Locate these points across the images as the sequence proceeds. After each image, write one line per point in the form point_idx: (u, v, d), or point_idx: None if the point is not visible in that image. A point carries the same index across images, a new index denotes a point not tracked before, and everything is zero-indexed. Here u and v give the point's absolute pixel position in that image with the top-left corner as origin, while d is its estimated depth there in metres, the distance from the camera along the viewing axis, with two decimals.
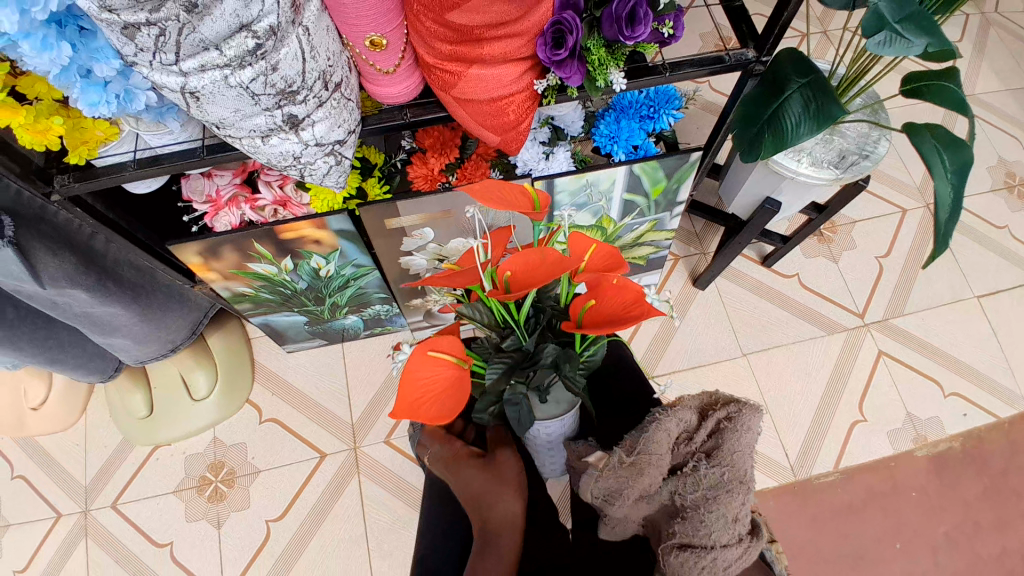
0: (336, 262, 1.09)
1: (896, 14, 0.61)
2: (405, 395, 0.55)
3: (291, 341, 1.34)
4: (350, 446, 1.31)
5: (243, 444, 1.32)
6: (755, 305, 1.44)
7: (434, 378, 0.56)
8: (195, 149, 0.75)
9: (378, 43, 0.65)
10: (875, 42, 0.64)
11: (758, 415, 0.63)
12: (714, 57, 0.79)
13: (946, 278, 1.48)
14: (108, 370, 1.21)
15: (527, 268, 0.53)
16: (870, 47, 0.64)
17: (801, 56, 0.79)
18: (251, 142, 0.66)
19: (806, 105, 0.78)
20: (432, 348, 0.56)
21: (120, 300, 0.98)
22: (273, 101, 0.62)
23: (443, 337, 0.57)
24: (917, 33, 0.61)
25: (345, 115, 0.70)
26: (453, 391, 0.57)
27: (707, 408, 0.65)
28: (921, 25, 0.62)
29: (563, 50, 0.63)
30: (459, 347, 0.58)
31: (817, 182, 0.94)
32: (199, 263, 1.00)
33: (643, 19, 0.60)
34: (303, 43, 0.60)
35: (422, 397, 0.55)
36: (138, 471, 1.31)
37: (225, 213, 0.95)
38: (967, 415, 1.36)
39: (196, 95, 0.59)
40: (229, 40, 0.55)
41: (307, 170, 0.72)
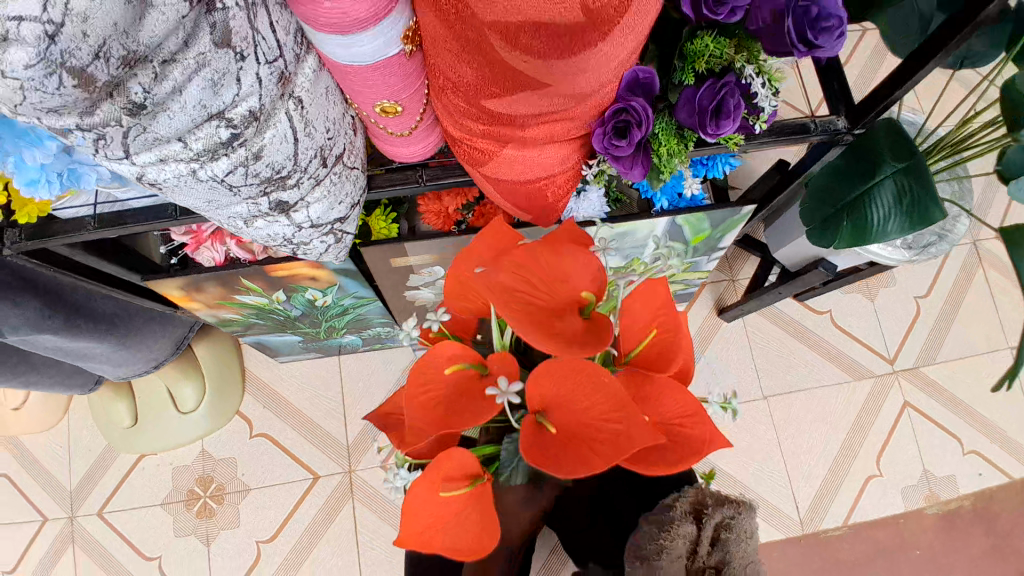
0: (334, 294, 0.98)
1: None
2: (408, 521, 0.43)
3: (284, 354, 1.24)
4: (345, 469, 1.25)
5: (232, 458, 1.26)
6: (784, 343, 1.34)
7: (448, 501, 0.43)
8: (167, 205, 0.63)
9: (390, 110, 0.52)
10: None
11: (758, 515, 0.47)
12: (797, 125, 0.66)
13: (982, 326, 1.35)
14: (89, 384, 1.12)
15: (570, 394, 0.40)
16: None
17: (901, 133, 0.65)
18: (231, 225, 0.54)
19: (900, 196, 0.65)
20: (439, 467, 0.42)
21: (95, 334, 0.88)
22: (257, 190, 0.49)
23: (453, 454, 0.43)
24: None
25: (348, 187, 0.57)
26: (475, 506, 0.44)
27: (701, 513, 0.47)
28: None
29: (625, 142, 0.50)
30: (473, 460, 0.43)
31: (886, 261, 0.81)
32: (180, 295, 0.89)
33: (732, 117, 0.47)
34: (295, 121, 0.47)
35: (434, 523, 0.43)
36: (124, 480, 1.25)
37: (207, 248, 0.83)
38: (983, 476, 1.28)
39: (156, 186, 0.46)
40: (195, 133, 0.42)
41: (301, 249, 0.60)
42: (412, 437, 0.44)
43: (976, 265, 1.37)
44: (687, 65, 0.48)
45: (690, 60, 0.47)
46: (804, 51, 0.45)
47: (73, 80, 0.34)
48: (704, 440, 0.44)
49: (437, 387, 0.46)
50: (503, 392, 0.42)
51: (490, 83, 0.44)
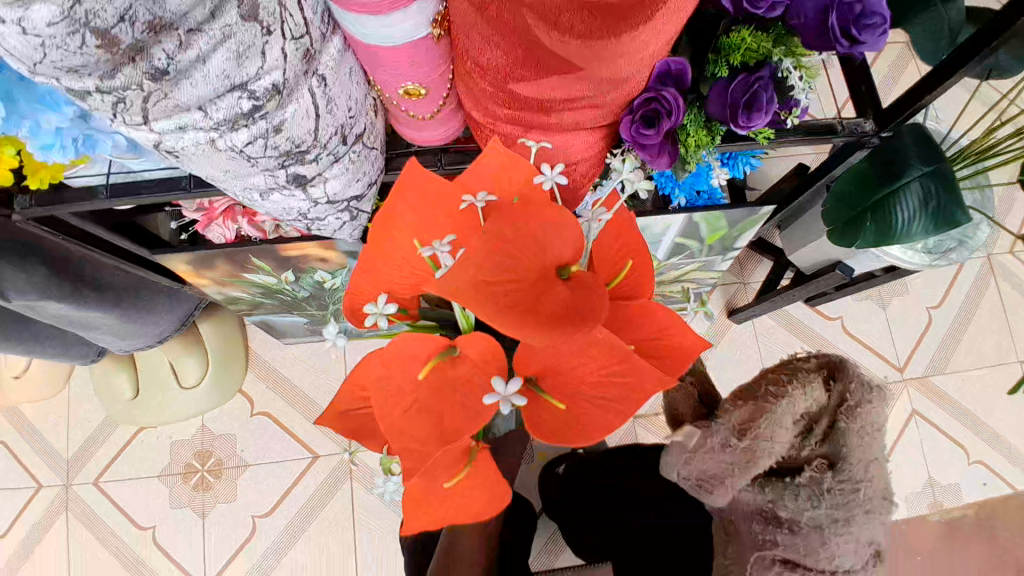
0: (342, 276, 0.97)
1: None
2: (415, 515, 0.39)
3: (290, 335, 1.24)
4: (344, 451, 1.24)
5: (232, 436, 1.26)
6: (791, 347, 1.33)
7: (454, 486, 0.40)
8: (180, 178, 0.62)
9: (415, 93, 0.51)
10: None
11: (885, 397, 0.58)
12: (825, 126, 0.65)
13: (992, 337, 1.34)
14: (92, 355, 1.12)
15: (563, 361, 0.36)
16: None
17: (929, 140, 0.65)
18: (246, 197, 0.54)
19: (926, 198, 0.64)
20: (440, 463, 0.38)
21: (102, 305, 0.88)
22: (275, 162, 0.48)
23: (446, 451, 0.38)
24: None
25: (366, 166, 0.57)
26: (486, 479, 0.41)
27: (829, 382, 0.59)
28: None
29: (654, 132, 0.49)
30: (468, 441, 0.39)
31: (906, 265, 0.81)
32: (189, 270, 0.89)
33: (764, 112, 0.46)
34: (318, 98, 0.46)
35: (445, 508, 0.40)
36: (122, 450, 1.25)
37: (218, 226, 0.82)
38: (987, 485, 1.29)
39: (174, 153, 0.45)
40: (217, 103, 0.41)
41: (315, 224, 0.60)
42: (409, 464, 0.35)
43: (988, 277, 1.36)
44: (722, 58, 0.47)
45: (725, 51, 0.47)
46: (846, 47, 0.46)
47: (96, 39, 0.34)
48: (689, 345, 0.39)
49: (408, 391, 0.37)
50: (505, 396, 0.35)
51: (519, 66, 0.43)
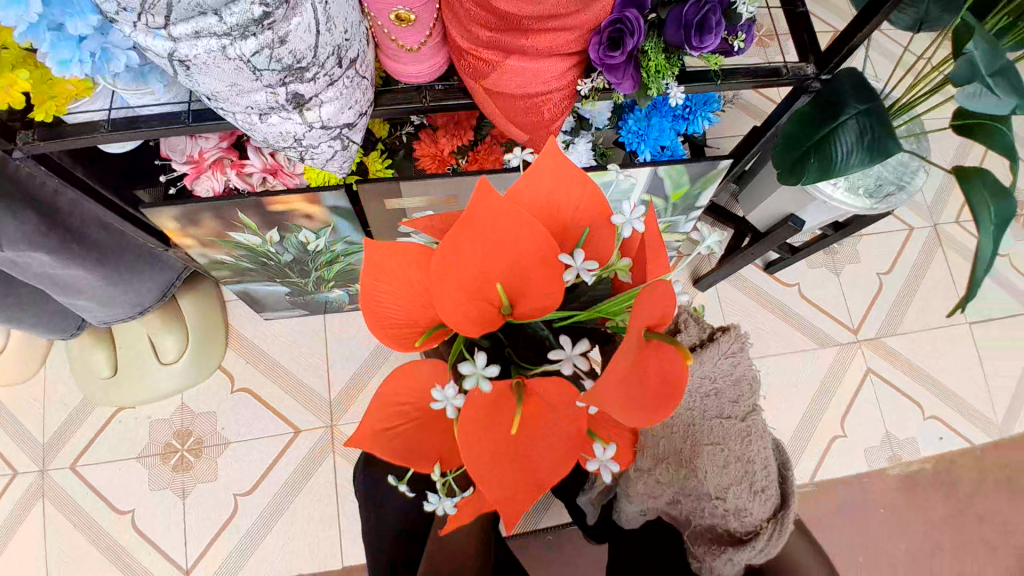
0: (326, 238, 1.00)
1: (989, 65, 0.53)
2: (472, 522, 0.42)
3: (270, 309, 1.26)
4: (328, 424, 1.26)
5: (212, 413, 1.26)
6: (755, 314, 1.41)
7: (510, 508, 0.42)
8: (179, 113, 0.66)
9: (404, 18, 0.56)
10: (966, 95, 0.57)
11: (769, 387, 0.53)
12: (771, 69, 0.73)
13: (938, 302, 1.44)
14: (71, 329, 1.12)
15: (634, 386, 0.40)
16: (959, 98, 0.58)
17: (864, 82, 0.73)
18: (247, 119, 0.57)
19: (861, 134, 0.72)
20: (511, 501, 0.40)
21: (86, 263, 0.90)
22: (277, 78, 0.53)
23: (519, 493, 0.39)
24: (1010, 94, 0.54)
25: (359, 95, 0.61)
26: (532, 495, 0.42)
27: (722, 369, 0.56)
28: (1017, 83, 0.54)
29: (619, 52, 0.55)
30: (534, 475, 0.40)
31: (849, 209, 0.89)
32: (174, 229, 0.90)
33: (713, 31, 0.53)
34: (319, 14, 0.51)
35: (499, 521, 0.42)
36: (100, 432, 1.24)
37: (208, 177, 0.86)
38: (943, 439, 1.36)
39: (185, 63, 0.49)
40: (231, 5, 0.46)
41: (309, 154, 0.63)
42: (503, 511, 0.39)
43: (937, 247, 1.48)
44: None
45: None
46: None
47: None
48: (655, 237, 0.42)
49: (488, 441, 0.39)
50: (603, 460, 0.40)
51: None
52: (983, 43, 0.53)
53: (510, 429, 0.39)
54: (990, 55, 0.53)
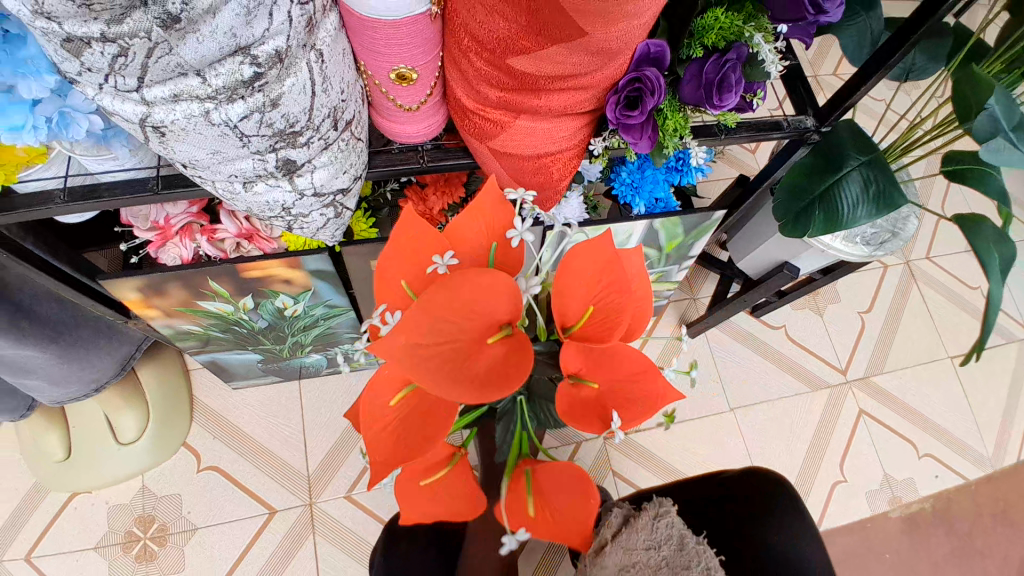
0: (305, 302, 0.92)
1: (1011, 120, 0.57)
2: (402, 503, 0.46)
3: (239, 377, 1.16)
4: (305, 501, 1.15)
5: (176, 495, 1.13)
6: (747, 359, 1.39)
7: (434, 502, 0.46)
8: (147, 180, 0.59)
9: (406, 77, 0.52)
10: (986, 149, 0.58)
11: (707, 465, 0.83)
12: (771, 122, 0.72)
13: (922, 337, 1.45)
14: (21, 410, 1.00)
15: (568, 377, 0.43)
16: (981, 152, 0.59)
17: (861, 132, 0.72)
18: (229, 187, 0.51)
19: (865, 185, 0.71)
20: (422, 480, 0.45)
21: (38, 341, 0.80)
22: (266, 143, 0.47)
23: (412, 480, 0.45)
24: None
25: (353, 158, 0.56)
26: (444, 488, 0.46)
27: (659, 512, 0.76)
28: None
29: (637, 112, 0.52)
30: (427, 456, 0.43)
31: (847, 257, 0.88)
32: (137, 300, 0.81)
33: (734, 89, 0.50)
34: (315, 74, 0.46)
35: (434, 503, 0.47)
36: (52, 522, 1.10)
37: (175, 245, 0.78)
38: (938, 477, 1.33)
39: (161, 130, 0.44)
40: (217, 66, 0.40)
41: (298, 223, 0.58)
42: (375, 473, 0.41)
43: (911, 283, 1.50)
44: (695, 40, 0.52)
45: (700, 34, 0.52)
46: (813, 15, 0.50)
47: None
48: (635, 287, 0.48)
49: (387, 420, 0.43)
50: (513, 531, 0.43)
51: (522, 35, 0.44)
52: (1003, 98, 0.56)
53: (417, 406, 0.43)
54: (1009, 109, 0.56)
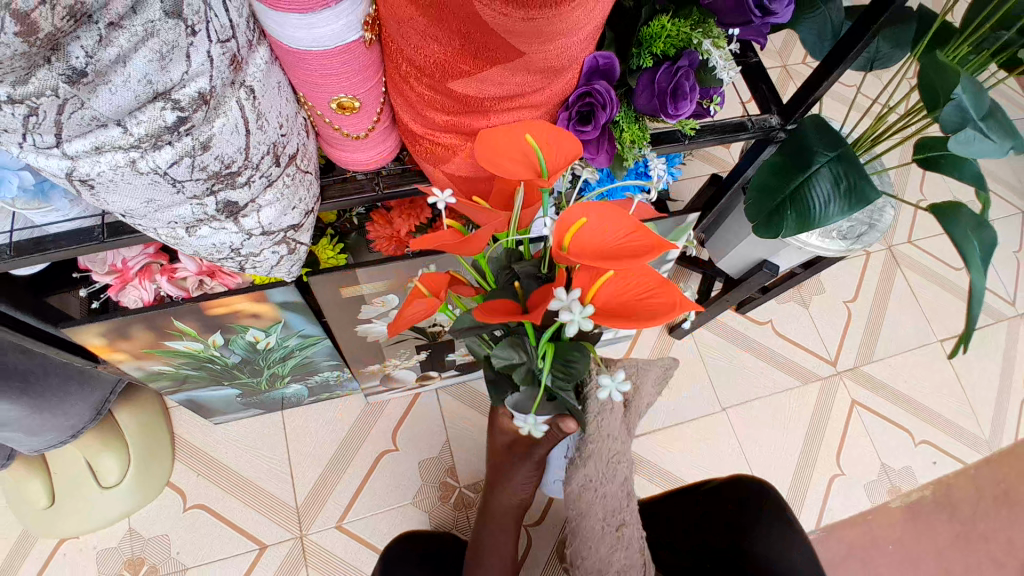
0: (278, 334, 0.90)
1: (978, 110, 0.55)
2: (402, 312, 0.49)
3: (220, 413, 1.13)
4: (295, 535, 1.12)
5: (163, 538, 1.10)
6: (735, 356, 1.37)
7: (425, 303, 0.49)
8: (93, 229, 0.56)
9: (348, 106, 0.50)
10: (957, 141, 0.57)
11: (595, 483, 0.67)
12: (736, 123, 0.70)
13: (910, 322, 1.44)
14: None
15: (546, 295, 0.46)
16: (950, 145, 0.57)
17: (825, 124, 0.71)
18: (171, 234, 0.49)
19: (835, 182, 0.70)
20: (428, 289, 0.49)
21: (2, 394, 0.78)
22: (203, 187, 0.45)
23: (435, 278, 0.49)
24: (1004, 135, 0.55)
25: (302, 192, 0.53)
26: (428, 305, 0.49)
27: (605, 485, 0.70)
28: (1001, 125, 0.56)
29: (590, 127, 0.51)
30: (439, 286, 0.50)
31: (824, 254, 0.87)
32: (101, 345, 0.79)
33: (688, 96, 0.48)
34: (247, 112, 0.44)
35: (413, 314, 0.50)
36: (37, 574, 1.06)
37: (135, 287, 0.75)
38: (936, 463, 1.32)
39: (88, 183, 0.41)
40: (137, 114, 0.38)
41: (250, 262, 0.55)
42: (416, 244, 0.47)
43: (896, 269, 1.49)
44: (645, 50, 0.50)
45: (647, 42, 0.50)
46: (761, 17, 0.49)
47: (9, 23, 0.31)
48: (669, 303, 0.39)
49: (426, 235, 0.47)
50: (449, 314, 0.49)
51: (460, 59, 0.42)
52: (970, 88, 0.54)
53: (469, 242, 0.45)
54: (977, 98, 0.55)
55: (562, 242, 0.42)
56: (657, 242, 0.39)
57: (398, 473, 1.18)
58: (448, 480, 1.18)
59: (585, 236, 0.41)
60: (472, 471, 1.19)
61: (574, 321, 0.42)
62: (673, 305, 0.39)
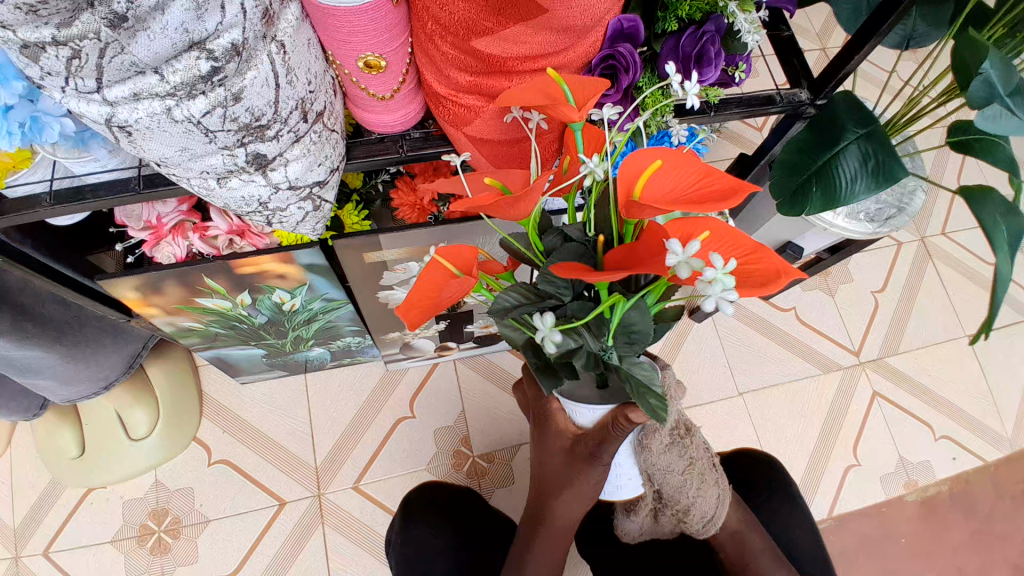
0: (303, 297, 0.92)
1: (1007, 86, 0.55)
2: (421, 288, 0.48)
3: (246, 372, 1.18)
4: (314, 493, 1.16)
5: (189, 489, 1.16)
6: (755, 342, 1.36)
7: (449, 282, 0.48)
8: (130, 180, 0.59)
9: (374, 64, 0.51)
10: (984, 116, 0.57)
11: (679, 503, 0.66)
12: (764, 97, 0.69)
13: (939, 315, 1.41)
14: (34, 408, 1.02)
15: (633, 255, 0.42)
16: (976, 120, 0.57)
17: (859, 102, 0.69)
18: (204, 185, 0.51)
19: (864, 159, 0.69)
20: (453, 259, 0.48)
21: (42, 342, 0.82)
22: (234, 138, 0.47)
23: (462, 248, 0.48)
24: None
25: (329, 149, 0.55)
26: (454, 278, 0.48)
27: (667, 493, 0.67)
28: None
29: (613, 91, 0.51)
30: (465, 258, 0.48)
31: (851, 234, 0.87)
32: (136, 298, 0.83)
33: (712, 65, 0.49)
34: (278, 65, 0.45)
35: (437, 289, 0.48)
36: (71, 517, 1.13)
37: (168, 243, 0.79)
38: (957, 459, 1.30)
39: (127, 130, 0.44)
40: (173, 62, 0.40)
41: (277, 217, 0.57)
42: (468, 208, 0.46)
43: (927, 260, 1.45)
44: (669, 13, 0.49)
45: (673, 6, 0.49)
46: None
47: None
48: (774, 269, 0.38)
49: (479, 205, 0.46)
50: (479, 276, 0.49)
51: (483, 16, 0.43)
52: (999, 62, 0.54)
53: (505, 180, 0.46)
54: (1006, 73, 0.54)
55: (632, 191, 0.40)
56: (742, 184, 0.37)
57: (414, 440, 1.21)
58: (462, 449, 1.21)
59: (659, 183, 0.40)
60: (485, 442, 1.21)
61: (681, 264, 0.37)
62: (778, 274, 0.38)
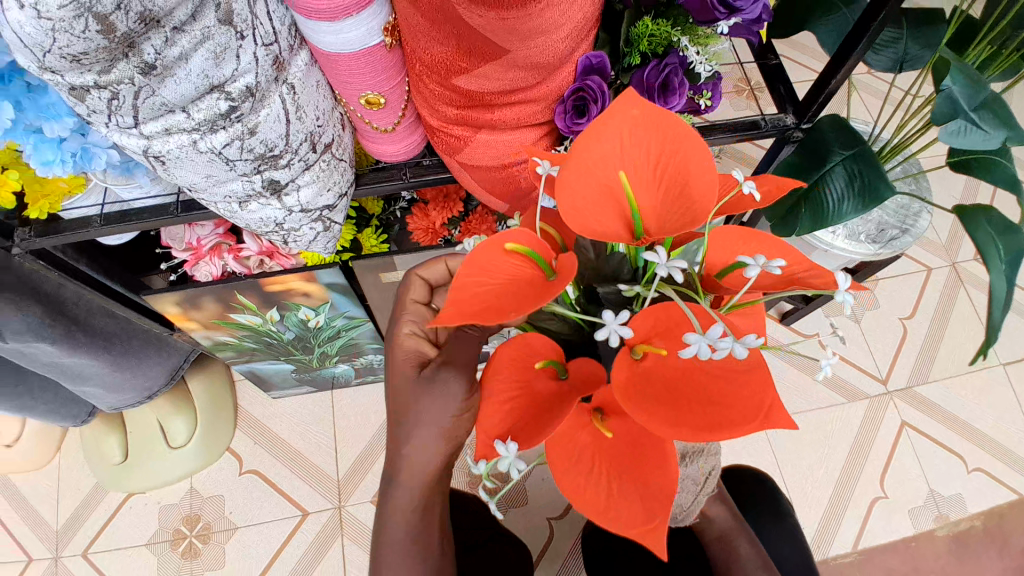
0: (326, 314, 1.00)
1: (971, 101, 0.57)
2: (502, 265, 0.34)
3: (276, 387, 1.25)
4: (334, 505, 1.21)
5: (220, 496, 1.23)
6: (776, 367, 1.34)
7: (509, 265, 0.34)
8: (169, 205, 0.68)
9: (374, 101, 0.58)
10: (948, 130, 0.58)
11: None
12: (749, 122, 0.72)
13: (973, 342, 1.35)
14: (81, 415, 1.13)
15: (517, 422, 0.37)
16: (941, 135, 0.59)
17: (845, 124, 0.70)
18: (227, 207, 0.59)
19: (851, 180, 0.70)
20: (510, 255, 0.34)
21: (92, 351, 0.92)
22: (250, 166, 0.54)
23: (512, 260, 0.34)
24: (996, 125, 0.57)
25: (337, 176, 0.62)
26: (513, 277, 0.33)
27: None
28: (998, 115, 0.57)
29: (585, 120, 0.56)
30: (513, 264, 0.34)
31: (854, 254, 0.87)
32: (176, 313, 0.92)
33: (678, 90, 0.54)
34: (288, 104, 0.53)
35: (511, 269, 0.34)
36: (112, 518, 1.22)
37: (205, 262, 0.87)
38: (992, 494, 1.23)
39: (161, 159, 0.51)
40: (197, 103, 0.48)
41: (290, 236, 0.64)
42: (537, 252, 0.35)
43: (959, 286, 1.41)
44: (633, 48, 0.55)
45: (635, 43, 0.55)
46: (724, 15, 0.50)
47: (97, 25, 0.40)
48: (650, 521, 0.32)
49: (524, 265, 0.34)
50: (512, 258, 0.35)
51: (461, 56, 0.49)
52: (962, 79, 0.56)
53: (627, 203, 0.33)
54: (969, 89, 0.56)
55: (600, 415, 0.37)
56: (772, 405, 0.32)
57: None
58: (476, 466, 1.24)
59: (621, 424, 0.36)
60: None
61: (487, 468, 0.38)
62: (645, 523, 0.32)
